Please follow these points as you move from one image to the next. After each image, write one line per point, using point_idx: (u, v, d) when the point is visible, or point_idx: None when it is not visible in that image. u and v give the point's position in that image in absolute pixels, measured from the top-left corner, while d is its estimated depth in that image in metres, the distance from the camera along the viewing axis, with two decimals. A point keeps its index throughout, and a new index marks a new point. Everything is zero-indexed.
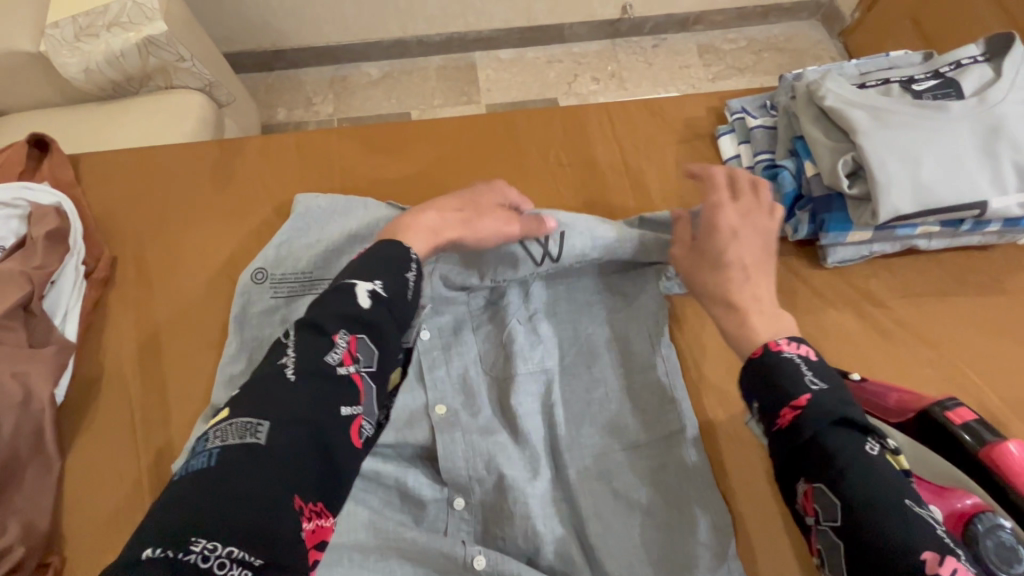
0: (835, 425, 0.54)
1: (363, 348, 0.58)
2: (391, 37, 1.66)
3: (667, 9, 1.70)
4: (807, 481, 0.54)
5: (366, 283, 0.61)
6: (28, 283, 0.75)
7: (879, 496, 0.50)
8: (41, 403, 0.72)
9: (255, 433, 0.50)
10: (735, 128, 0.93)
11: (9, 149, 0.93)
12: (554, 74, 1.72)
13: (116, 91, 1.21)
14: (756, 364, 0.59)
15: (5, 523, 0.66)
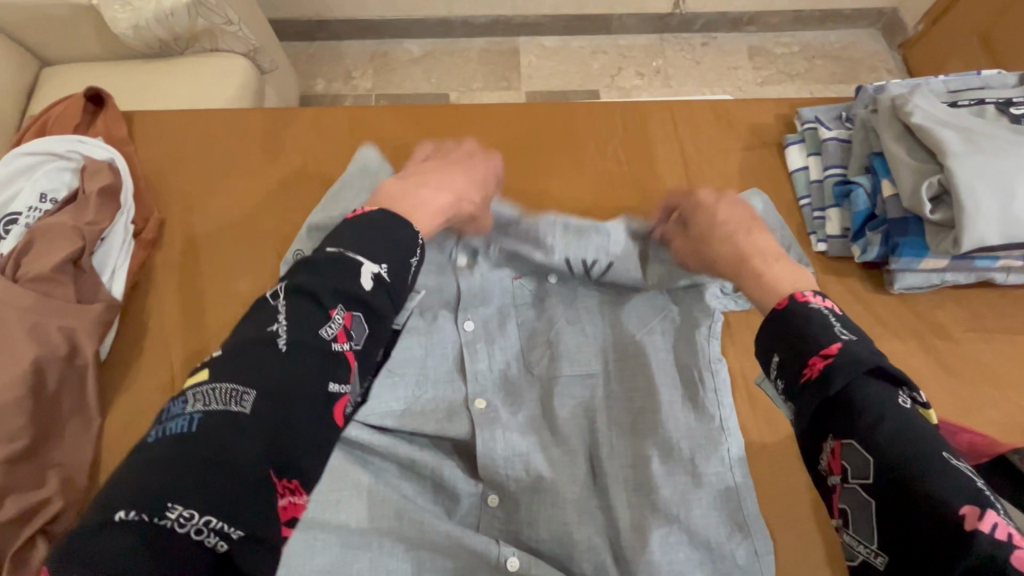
0: (867, 376, 0.46)
1: (359, 325, 0.51)
2: (435, 16, 1.63)
3: (722, 8, 1.64)
4: (835, 437, 0.45)
5: (370, 263, 0.53)
6: (79, 237, 0.75)
7: (913, 449, 0.42)
8: (85, 358, 0.72)
9: (239, 401, 0.44)
10: (804, 138, 0.89)
11: (67, 100, 0.92)
12: (598, 65, 1.67)
13: (162, 49, 1.20)
14: (783, 316, 0.52)
15: (42, 478, 0.66)
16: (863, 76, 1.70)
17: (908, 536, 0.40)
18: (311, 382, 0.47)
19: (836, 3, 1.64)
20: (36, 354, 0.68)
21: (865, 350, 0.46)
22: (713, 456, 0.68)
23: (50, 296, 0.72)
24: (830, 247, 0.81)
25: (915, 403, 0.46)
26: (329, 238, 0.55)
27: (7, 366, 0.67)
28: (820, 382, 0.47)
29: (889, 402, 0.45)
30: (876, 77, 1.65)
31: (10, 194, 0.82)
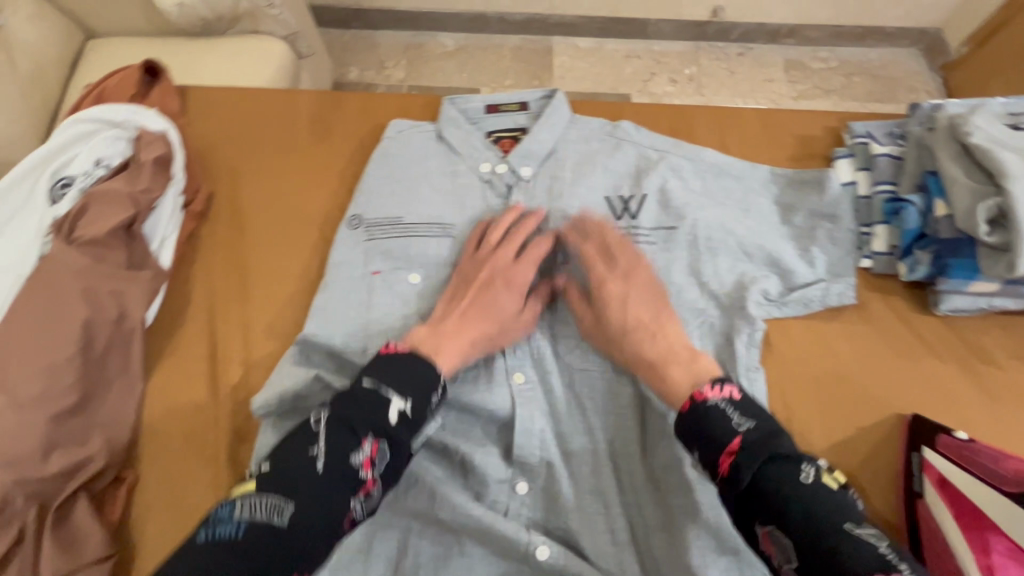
0: (768, 460, 0.54)
1: (387, 455, 0.58)
2: (471, 11, 1.64)
3: (761, 18, 1.62)
4: (760, 525, 0.53)
5: (400, 398, 0.60)
6: (134, 205, 0.77)
7: (816, 525, 0.50)
8: (133, 323, 0.73)
9: (279, 513, 0.52)
10: (855, 152, 0.87)
11: (125, 71, 0.94)
12: (631, 69, 1.67)
13: (204, 28, 1.20)
14: (687, 417, 0.60)
15: (87, 436, 0.67)
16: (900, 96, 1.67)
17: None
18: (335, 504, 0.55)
19: (878, 19, 1.61)
20: (87, 317, 0.70)
21: (761, 441, 0.55)
22: None
23: (103, 260, 0.74)
24: (874, 264, 0.81)
25: (817, 471, 0.54)
26: (370, 366, 0.63)
27: (59, 326, 0.69)
28: (732, 478, 0.55)
29: (792, 481, 0.53)
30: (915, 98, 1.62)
31: (67, 158, 0.84)
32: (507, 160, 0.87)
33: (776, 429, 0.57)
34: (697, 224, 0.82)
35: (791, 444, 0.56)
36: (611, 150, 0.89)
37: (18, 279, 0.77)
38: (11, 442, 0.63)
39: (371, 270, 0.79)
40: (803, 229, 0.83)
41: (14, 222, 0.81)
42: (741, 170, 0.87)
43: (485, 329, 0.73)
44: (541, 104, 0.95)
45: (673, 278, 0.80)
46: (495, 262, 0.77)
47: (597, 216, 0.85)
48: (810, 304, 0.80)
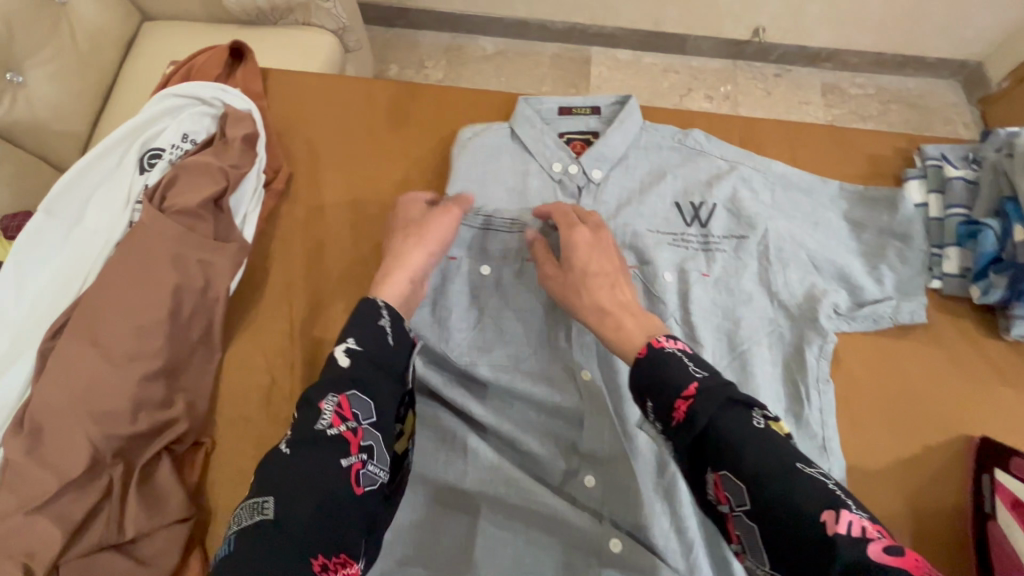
0: (727, 404, 0.50)
1: (357, 403, 0.57)
2: (514, 17, 1.66)
3: (801, 41, 1.61)
4: (713, 470, 0.49)
5: (341, 344, 0.60)
6: (224, 179, 0.79)
7: (768, 463, 0.46)
8: (217, 293, 0.75)
9: (262, 509, 0.51)
10: (927, 174, 0.88)
11: (212, 51, 0.96)
12: (667, 83, 1.68)
13: (258, 17, 1.22)
14: (642, 362, 0.56)
15: (172, 398, 0.69)
16: (935, 126, 1.67)
17: (786, 543, 0.44)
18: (326, 469, 0.53)
19: (918, 49, 1.60)
20: (177, 283, 0.72)
21: (717, 384, 0.51)
22: None
23: (193, 230, 0.76)
24: (944, 285, 0.81)
25: (769, 420, 0.49)
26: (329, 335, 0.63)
27: (151, 290, 0.71)
28: (687, 422, 0.50)
29: (744, 424, 0.49)
30: (949, 130, 1.62)
31: (155, 131, 0.87)
32: (580, 162, 0.87)
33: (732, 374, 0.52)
34: (769, 234, 0.82)
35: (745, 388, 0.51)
36: (682, 159, 0.89)
37: (107, 244, 0.79)
38: (104, 398, 0.65)
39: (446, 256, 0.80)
40: (873, 246, 0.83)
41: (103, 189, 0.83)
42: (811, 185, 0.87)
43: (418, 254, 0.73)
44: (614, 109, 0.94)
45: (742, 287, 0.80)
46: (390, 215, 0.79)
47: (667, 221, 0.85)
48: (880, 320, 0.80)
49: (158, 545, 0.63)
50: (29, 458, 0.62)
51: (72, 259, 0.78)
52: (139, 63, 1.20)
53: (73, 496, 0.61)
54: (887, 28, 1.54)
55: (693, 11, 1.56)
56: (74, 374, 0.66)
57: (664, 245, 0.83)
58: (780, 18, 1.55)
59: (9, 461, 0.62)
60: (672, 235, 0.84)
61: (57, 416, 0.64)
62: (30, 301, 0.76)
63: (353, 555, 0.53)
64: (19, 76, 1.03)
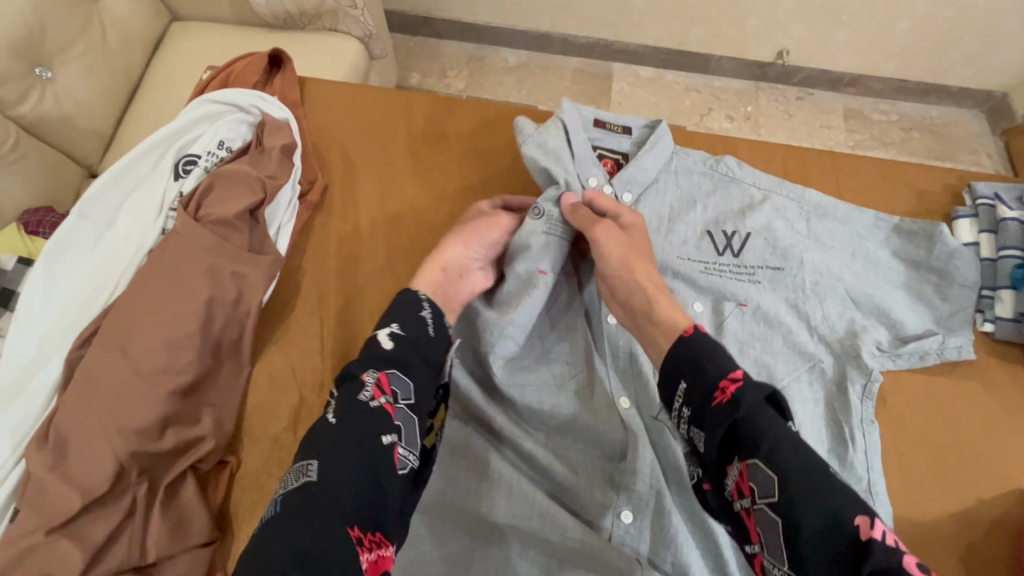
0: (765, 399, 0.47)
1: (396, 381, 0.55)
2: (537, 30, 1.64)
3: (825, 65, 1.59)
4: (739, 459, 0.47)
5: (385, 326, 0.59)
6: (262, 190, 0.78)
7: (804, 463, 0.45)
8: (249, 306, 0.73)
9: (305, 472, 0.48)
10: (979, 214, 0.85)
11: (250, 58, 0.95)
12: (689, 102, 1.66)
13: (287, 22, 1.21)
14: (686, 340, 0.53)
15: (200, 414, 0.67)
16: (959, 156, 1.64)
17: (814, 544, 0.42)
18: (367, 441, 0.50)
19: (943, 78, 1.57)
20: (210, 294, 0.70)
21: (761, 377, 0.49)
22: None
23: (227, 240, 0.74)
24: (997, 329, 0.79)
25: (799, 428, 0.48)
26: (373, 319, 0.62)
27: (184, 301, 0.69)
28: (730, 405, 0.47)
29: (781, 421, 0.46)
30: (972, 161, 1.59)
31: (192, 136, 0.85)
32: (612, 183, 0.83)
33: None
34: (807, 265, 0.80)
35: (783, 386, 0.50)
36: (713, 187, 0.86)
37: (139, 251, 0.78)
38: (131, 413, 0.63)
39: (537, 269, 0.74)
40: (910, 281, 0.81)
41: (137, 194, 0.82)
42: (846, 214, 0.84)
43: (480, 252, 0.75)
44: (647, 131, 0.90)
45: (782, 319, 0.77)
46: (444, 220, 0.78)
47: (698, 250, 0.82)
48: (926, 356, 0.77)
49: (180, 568, 0.61)
50: (52, 474, 0.60)
51: (104, 265, 0.77)
52: (164, 63, 1.19)
53: (97, 514, 0.60)
54: (914, 54, 1.51)
55: (717, 31, 1.54)
56: (102, 385, 0.64)
57: (697, 273, 0.80)
58: (807, 41, 1.53)
59: (32, 475, 0.60)
60: (704, 264, 0.81)
61: (83, 428, 0.62)
62: (58, 306, 0.74)
63: (388, 537, 0.50)
64: (48, 71, 1.02)
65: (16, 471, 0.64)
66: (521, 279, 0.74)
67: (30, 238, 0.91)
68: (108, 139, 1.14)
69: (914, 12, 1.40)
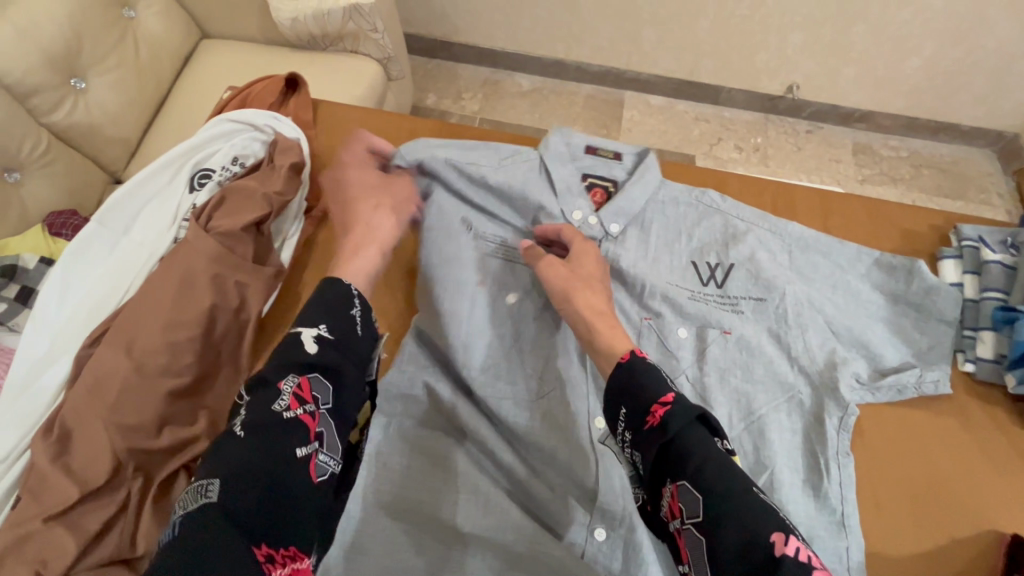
0: (695, 422, 0.52)
1: (317, 387, 0.51)
2: (552, 57, 1.70)
3: (835, 100, 1.62)
4: (671, 481, 0.51)
5: (310, 328, 0.55)
6: (266, 205, 0.82)
7: (727, 484, 0.48)
8: (249, 314, 0.77)
9: (205, 491, 0.42)
10: (962, 255, 0.86)
11: (268, 80, 1.01)
12: (698, 131, 1.70)
13: (309, 42, 1.28)
14: (625, 368, 0.58)
15: (195, 416, 0.70)
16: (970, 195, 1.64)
17: (737, 565, 0.45)
18: (281, 453, 0.46)
19: (953, 117, 1.59)
20: (213, 302, 0.74)
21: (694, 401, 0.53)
22: (830, 549, 0.69)
23: (234, 251, 0.78)
24: (978, 369, 0.80)
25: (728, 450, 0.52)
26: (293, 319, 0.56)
27: (188, 306, 0.73)
28: (660, 428, 0.52)
29: (710, 444, 0.51)
30: (982, 201, 1.60)
31: (207, 152, 0.91)
32: (599, 214, 0.87)
33: None
34: (788, 298, 0.81)
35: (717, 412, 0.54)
36: (700, 216, 0.89)
37: (152, 258, 0.82)
38: (130, 411, 0.66)
39: (476, 283, 0.83)
40: (891, 317, 0.83)
41: (153, 203, 0.87)
42: (830, 248, 0.86)
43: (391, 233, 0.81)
44: (635, 159, 0.95)
45: (764, 349, 0.79)
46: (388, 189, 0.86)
47: (683, 279, 0.85)
48: (904, 390, 0.79)
49: None
50: (54, 465, 0.63)
51: (118, 269, 0.81)
52: (192, 78, 1.27)
53: (91, 506, 0.62)
54: (923, 92, 1.54)
55: (728, 64, 1.59)
56: (107, 381, 0.68)
57: (682, 300, 0.83)
58: (815, 77, 1.57)
59: (35, 465, 0.64)
60: (690, 292, 0.83)
61: (86, 421, 0.66)
62: (73, 306, 0.79)
63: (303, 549, 0.45)
64: (82, 82, 1.09)
65: (21, 460, 0.67)
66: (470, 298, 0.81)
67: (53, 239, 0.97)
68: (133, 148, 1.20)
69: (922, 52, 1.44)
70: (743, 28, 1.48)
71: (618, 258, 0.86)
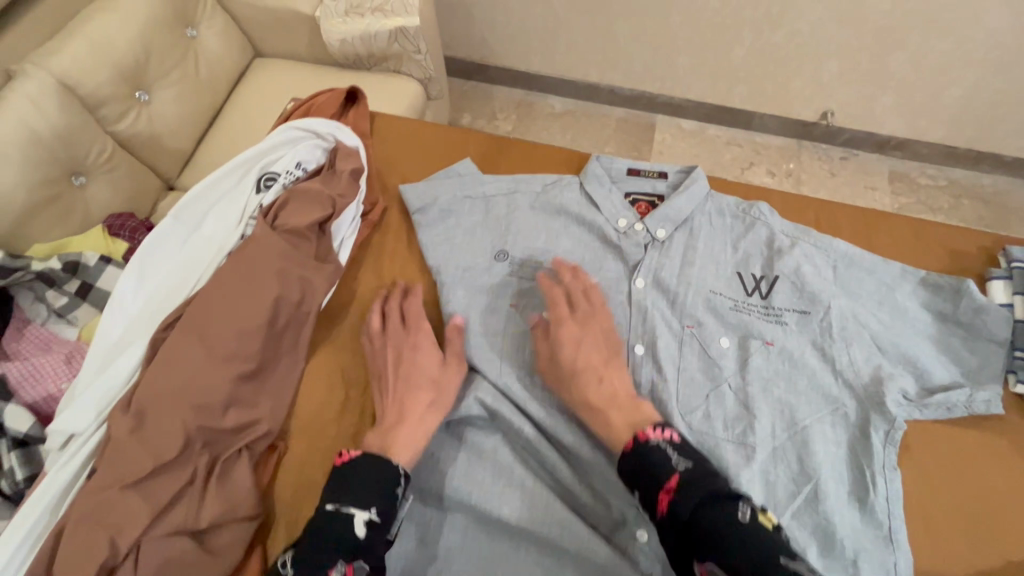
0: (703, 502, 0.54)
1: (362, 569, 0.59)
2: (586, 81, 1.75)
3: (872, 128, 1.63)
4: (699, 563, 0.53)
5: (361, 510, 0.62)
6: (329, 206, 0.87)
7: (748, 557, 0.50)
8: (309, 308, 0.81)
9: None
10: (1012, 276, 0.85)
11: (330, 94, 1.07)
12: (729, 156, 1.72)
13: (356, 63, 1.36)
14: (629, 460, 0.62)
15: (257, 399, 0.75)
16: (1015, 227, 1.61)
17: None
18: None
19: (996, 148, 1.58)
20: (279, 294, 0.78)
21: (697, 479, 0.56)
22: (877, 563, 0.69)
23: (297, 247, 0.83)
24: None
25: (755, 513, 0.53)
26: (334, 487, 0.64)
27: (255, 297, 0.77)
28: (671, 513, 0.56)
29: (728, 518, 0.53)
30: None
31: (273, 157, 0.96)
32: (645, 221, 0.90)
33: (713, 472, 0.57)
34: (832, 311, 0.82)
35: (726, 484, 0.56)
36: (743, 229, 0.91)
37: (219, 253, 0.87)
38: (200, 391, 0.70)
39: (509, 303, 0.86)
40: (938, 334, 0.83)
41: (222, 203, 0.93)
42: (874, 264, 0.87)
43: (428, 395, 0.75)
44: (681, 176, 0.97)
45: (807, 362, 0.80)
46: (394, 338, 0.80)
47: (726, 290, 0.86)
48: (953, 408, 0.78)
49: (226, 538, 0.67)
50: (129, 437, 0.67)
51: (190, 262, 0.87)
52: (245, 94, 1.35)
53: (161, 479, 0.66)
54: (965, 121, 1.53)
55: (763, 90, 1.61)
56: (178, 363, 0.72)
57: (725, 310, 0.84)
58: (850, 104, 1.58)
59: (112, 437, 0.68)
60: (734, 301, 0.85)
61: (156, 400, 0.70)
62: (147, 291, 0.85)
63: None
64: (146, 95, 1.17)
65: (97, 434, 0.72)
66: (498, 314, 0.85)
67: (111, 238, 1.03)
68: (187, 158, 1.29)
69: (962, 82, 1.44)
70: (780, 56, 1.50)
71: (660, 269, 0.88)
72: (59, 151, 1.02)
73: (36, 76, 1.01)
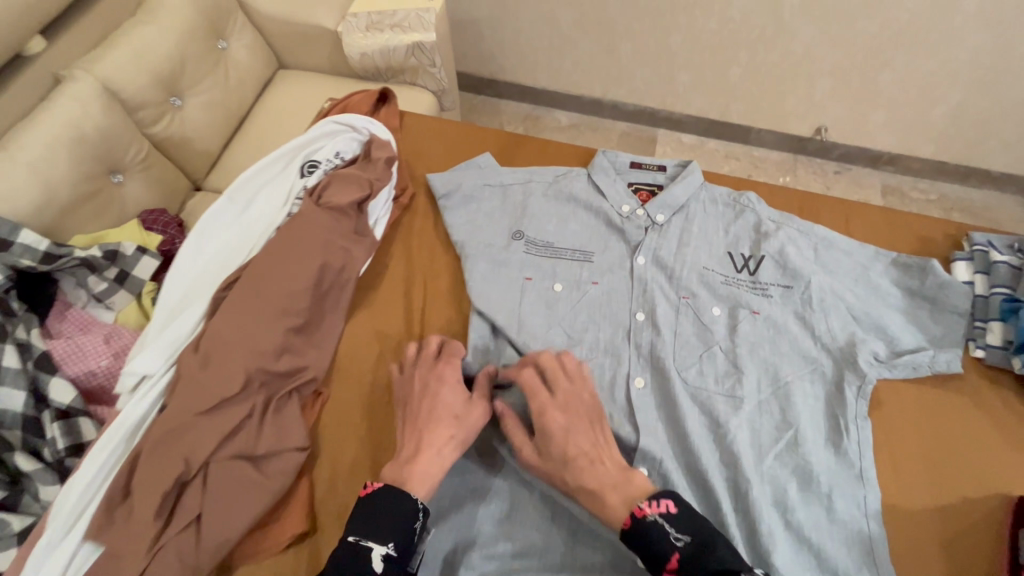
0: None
1: None
2: (591, 96, 1.89)
3: (865, 142, 1.74)
4: None
5: (379, 544, 0.63)
6: (367, 187, 0.98)
7: None
8: (349, 274, 0.92)
9: None
10: (974, 258, 0.96)
11: (363, 94, 1.19)
12: (728, 168, 1.85)
13: (375, 75, 1.49)
14: (631, 535, 0.62)
15: (304, 350, 0.86)
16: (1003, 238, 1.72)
17: None
18: None
19: (982, 162, 1.69)
20: (324, 261, 0.89)
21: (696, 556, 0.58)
22: (849, 496, 0.78)
23: (339, 223, 0.95)
24: (987, 355, 0.89)
25: None
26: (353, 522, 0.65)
27: (304, 262, 0.88)
28: None
29: None
30: None
31: (315, 147, 1.08)
32: (645, 207, 1.01)
33: (712, 543, 0.59)
34: (812, 285, 0.92)
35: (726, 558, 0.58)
36: (733, 215, 1.02)
37: (268, 229, 0.99)
38: (258, 340, 0.81)
39: (525, 276, 0.97)
40: (907, 307, 0.93)
41: (270, 185, 1.04)
42: (850, 247, 0.98)
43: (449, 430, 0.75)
44: (678, 169, 1.08)
45: (789, 328, 0.90)
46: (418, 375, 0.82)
47: (717, 267, 0.97)
48: (919, 368, 0.88)
49: (279, 464, 0.76)
50: (199, 374, 0.78)
51: (243, 236, 0.99)
52: (273, 100, 1.49)
53: (224, 410, 0.76)
54: (951, 137, 1.65)
55: (759, 107, 1.74)
56: (238, 316, 0.83)
57: (716, 284, 0.95)
58: (843, 119, 1.70)
59: (184, 376, 0.78)
60: (724, 277, 0.95)
61: (219, 347, 0.80)
62: (206, 258, 0.96)
63: None
64: (179, 100, 1.30)
65: (169, 373, 0.83)
66: (514, 284, 0.96)
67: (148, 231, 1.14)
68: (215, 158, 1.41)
69: (947, 101, 1.56)
70: (779, 74, 1.62)
71: (659, 248, 0.99)
72: (105, 149, 1.13)
73: (85, 80, 1.12)
